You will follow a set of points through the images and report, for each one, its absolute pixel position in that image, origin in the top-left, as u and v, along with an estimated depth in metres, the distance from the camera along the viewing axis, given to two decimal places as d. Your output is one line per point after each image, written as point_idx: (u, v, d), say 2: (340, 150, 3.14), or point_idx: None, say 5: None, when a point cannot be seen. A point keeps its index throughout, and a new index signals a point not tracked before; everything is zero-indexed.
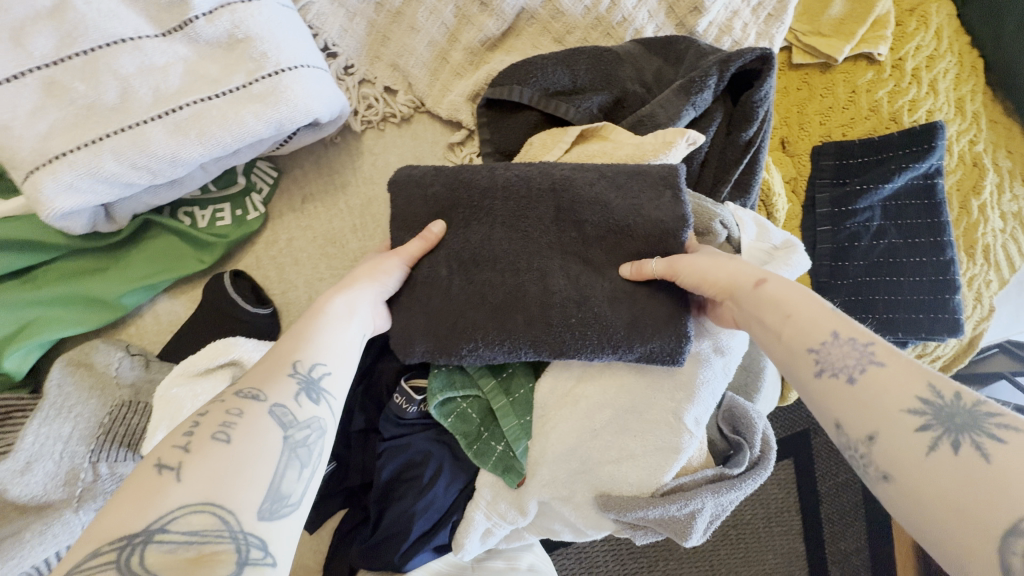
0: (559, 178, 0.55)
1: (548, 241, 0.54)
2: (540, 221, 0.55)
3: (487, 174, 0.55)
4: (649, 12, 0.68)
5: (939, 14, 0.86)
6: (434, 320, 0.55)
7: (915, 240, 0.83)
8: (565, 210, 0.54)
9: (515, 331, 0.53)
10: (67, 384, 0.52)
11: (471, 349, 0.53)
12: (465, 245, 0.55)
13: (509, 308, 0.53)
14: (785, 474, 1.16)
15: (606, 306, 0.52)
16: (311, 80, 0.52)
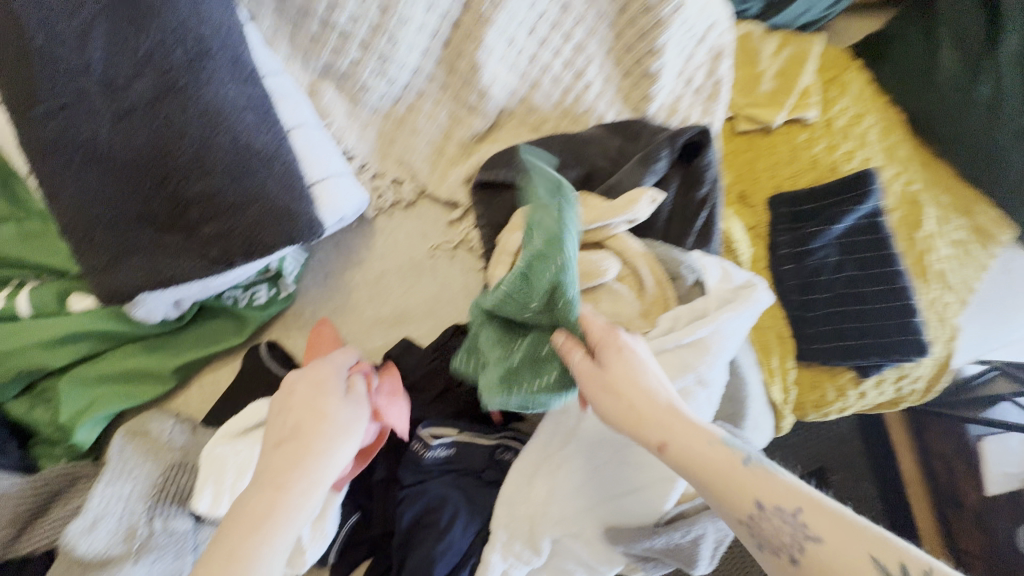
0: (182, 163, 0.53)
1: (121, 156, 0.52)
2: (136, 168, 0.52)
3: (187, 108, 0.53)
4: (608, 102, 0.82)
5: (856, 81, 1.01)
6: (113, 158, 0.52)
7: (871, 271, 0.92)
8: (159, 156, 0.53)
9: (125, 176, 0.52)
10: (128, 449, 0.59)
11: (77, 180, 0.51)
12: (135, 131, 0.52)
13: (129, 170, 0.52)
14: None
15: (131, 206, 0.53)
16: (339, 185, 0.65)
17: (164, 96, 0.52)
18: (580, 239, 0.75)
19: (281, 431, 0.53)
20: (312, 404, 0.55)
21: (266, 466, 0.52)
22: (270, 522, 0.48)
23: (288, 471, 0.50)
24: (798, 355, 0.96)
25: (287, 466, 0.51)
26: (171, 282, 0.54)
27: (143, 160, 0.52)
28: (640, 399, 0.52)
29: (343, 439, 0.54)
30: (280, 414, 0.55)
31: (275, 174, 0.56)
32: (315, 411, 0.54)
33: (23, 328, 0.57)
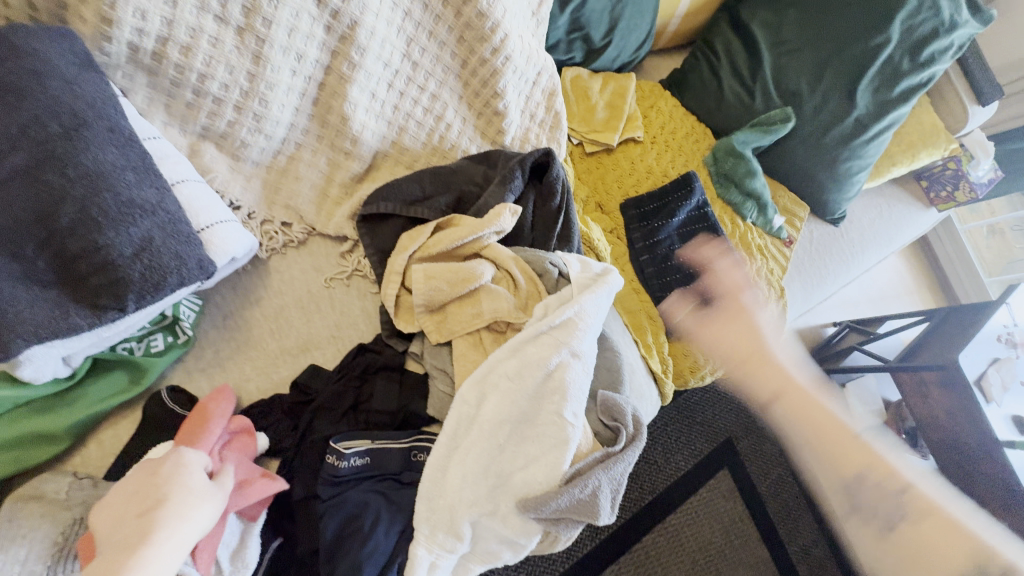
0: (63, 221, 0.57)
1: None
2: (16, 232, 0.56)
3: (67, 172, 0.58)
4: (469, 139, 0.98)
5: (668, 104, 1.27)
6: None
7: (707, 252, 1.14)
8: (39, 218, 0.57)
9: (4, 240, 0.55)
10: (18, 517, 0.58)
11: None
12: (14, 198, 0.56)
13: (8, 235, 0.55)
14: None
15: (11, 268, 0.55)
16: (227, 230, 0.71)
17: (43, 164, 0.57)
18: (458, 254, 0.87)
19: (129, 513, 0.57)
20: (175, 477, 0.60)
21: (118, 536, 0.55)
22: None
23: (141, 538, 0.54)
24: (666, 330, 1.14)
25: (141, 531, 0.55)
26: (62, 332, 0.57)
27: (23, 223, 0.56)
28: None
29: (203, 502, 0.59)
30: (135, 490, 0.58)
31: (160, 222, 0.62)
32: (174, 480, 0.59)
33: None
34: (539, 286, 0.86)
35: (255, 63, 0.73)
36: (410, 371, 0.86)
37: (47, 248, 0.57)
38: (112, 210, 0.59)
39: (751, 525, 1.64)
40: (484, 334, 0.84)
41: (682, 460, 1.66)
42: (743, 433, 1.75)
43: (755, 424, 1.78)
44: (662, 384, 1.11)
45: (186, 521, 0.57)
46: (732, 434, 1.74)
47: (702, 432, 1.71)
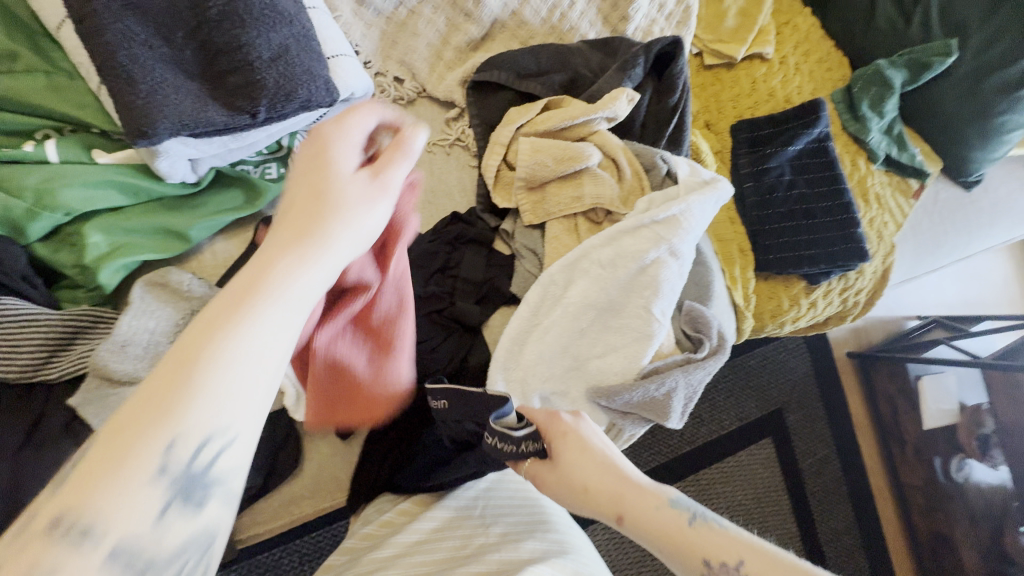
0: (212, 14, 0.59)
1: (158, 4, 0.57)
2: (172, 19, 0.58)
3: None
4: (590, 22, 0.91)
5: (804, 24, 1.16)
6: (151, 6, 0.57)
7: (820, 190, 1.04)
8: (194, 9, 0.59)
9: (162, 24, 0.58)
10: (149, 295, 0.63)
11: (115, 19, 0.56)
12: None
13: (166, 21, 0.58)
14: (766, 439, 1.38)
15: (165, 52, 0.58)
16: (349, 65, 0.71)
17: None
18: (565, 136, 0.83)
19: (283, 238, 0.41)
20: (354, 191, 0.43)
21: (269, 246, 0.41)
22: (191, 394, 0.35)
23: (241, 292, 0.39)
24: (757, 266, 1.06)
25: (279, 251, 0.41)
26: (200, 124, 0.59)
27: (179, 11, 0.58)
28: (591, 477, 0.55)
29: (361, 219, 0.43)
30: (311, 184, 0.43)
31: (295, 34, 0.62)
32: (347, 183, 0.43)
33: (52, 171, 0.61)
34: (644, 182, 0.82)
35: None
36: (497, 249, 0.85)
37: (198, 41, 0.59)
38: (256, 11, 0.60)
39: (784, 501, 1.46)
40: (580, 220, 0.82)
41: (724, 420, 1.46)
42: (796, 406, 1.53)
43: (810, 399, 1.55)
44: (741, 319, 1.06)
45: (311, 265, 0.41)
46: (784, 406, 1.52)
47: (753, 396, 1.50)
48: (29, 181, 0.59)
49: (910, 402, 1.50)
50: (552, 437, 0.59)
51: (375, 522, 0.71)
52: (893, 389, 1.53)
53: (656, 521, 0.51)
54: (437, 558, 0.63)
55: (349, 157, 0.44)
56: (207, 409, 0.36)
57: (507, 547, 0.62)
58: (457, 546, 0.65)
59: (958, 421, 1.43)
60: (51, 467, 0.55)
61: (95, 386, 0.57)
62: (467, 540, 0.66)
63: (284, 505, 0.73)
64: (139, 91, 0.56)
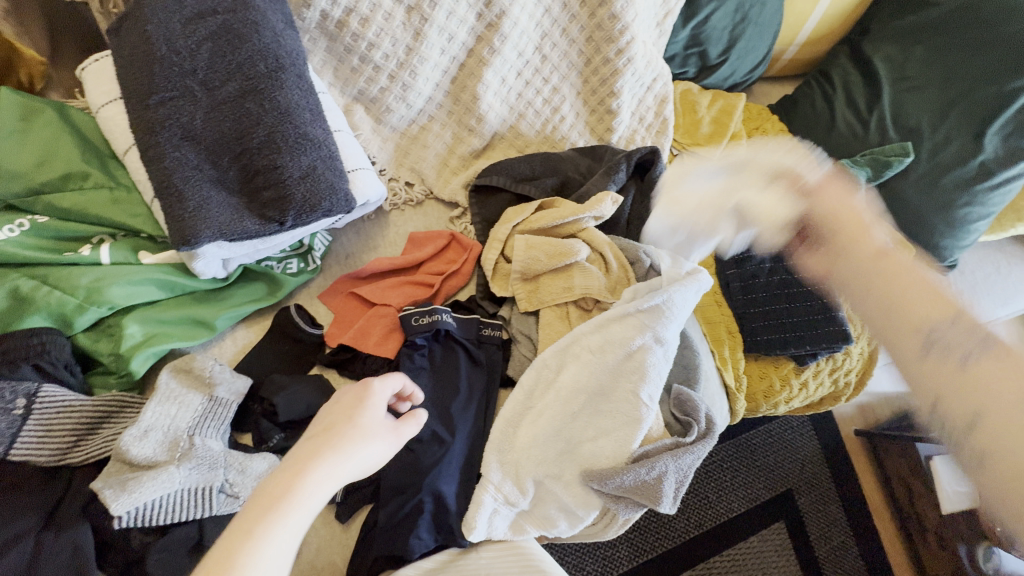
0: (254, 143, 0.70)
1: (210, 135, 0.68)
2: (221, 147, 0.69)
3: (264, 103, 0.70)
4: (579, 133, 1.04)
5: (773, 127, 1.30)
6: (204, 137, 0.68)
7: (800, 276, 1.12)
8: (239, 138, 0.70)
9: (212, 152, 0.69)
10: (173, 382, 0.69)
11: (174, 150, 0.66)
12: (224, 118, 0.69)
13: (216, 148, 0.69)
14: (780, 538, 1.42)
15: (212, 175, 0.69)
16: (366, 176, 0.82)
17: (249, 95, 0.70)
18: (557, 232, 0.93)
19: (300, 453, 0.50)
20: (347, 412, 0.54)
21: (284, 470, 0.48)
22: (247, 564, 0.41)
23: (265, 507, 0.45)
24: (745, 347, 1.11)
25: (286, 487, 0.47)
26: (236, 233, 0.68)
27: (226, 140, 0.69)
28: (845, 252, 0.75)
29: (359, 451, 0.51)
30: (340, 408, 0.54)
31: (323, 156, 0.73)
32: (354, 411, 0.54)
33: (104, 271, 0.69)
34: (629, 273, 0.90)
35: (415, 38, 0.85)
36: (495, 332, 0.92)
37: (241, 164, 0.70)
38: (291, 139, 0.71)
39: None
40: (571, 308, 0.89)
41: (729, 501, 1.43)
42: (806, 488, 1.49)
43: (821, 480, 1.52)
44: (733, 399, 1.09)
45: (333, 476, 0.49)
46: (794, 487, 1.49)
47: (760, 475, 1.48)
48: (83, 281, 0.68)
49: (924, 483, 1.46)
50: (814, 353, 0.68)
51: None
52: (906, 468, 1.50)
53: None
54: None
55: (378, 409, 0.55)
56: None
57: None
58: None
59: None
60: (67, 551, 0.58)
61: (116, 470, 0.61)
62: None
63: None
64: (187, 208, 0.65)
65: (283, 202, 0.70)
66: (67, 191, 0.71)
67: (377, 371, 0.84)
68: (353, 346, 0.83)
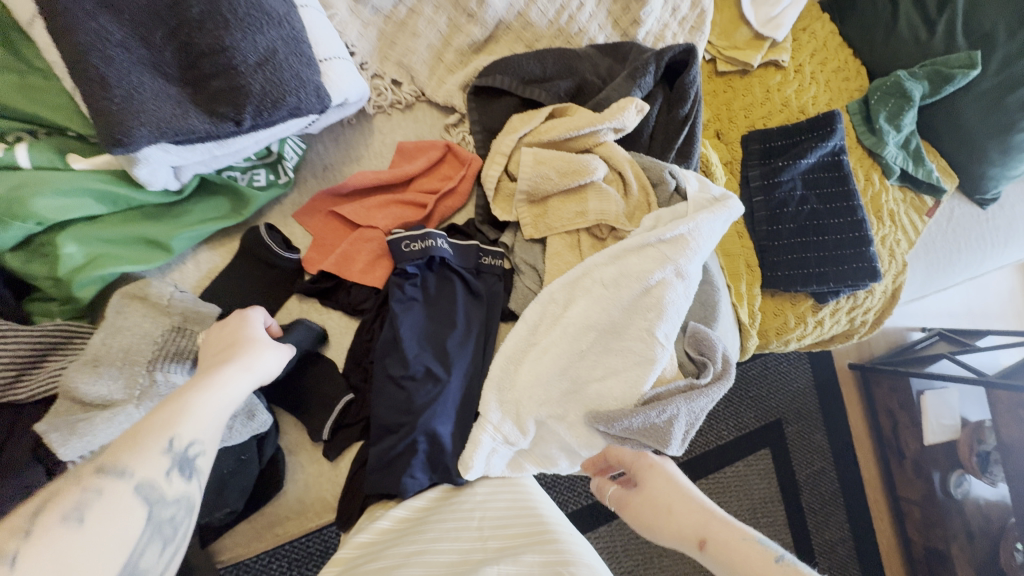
0: (194, 15, 0.55)
1: (137, 3, 0.53)
2: (153, 19, 0.54)
3: None
4: (599, 25, 0.87)
5: (822, 30, 1.11)
6: (128, 5, 0.53)
7: (832, 206, 1.01)
8: (176, 10, 0.55)
9: (141, 25, 0.54)
10: (125, 310, 0.60)
11: (89, 18, 0.52)
12: None
13: (146, 21, 0.54)
14: (765, 464, 1.44)
15: (144, 56, 0.54)
16: (343, 68, 0.67)
17: None
18: (570, 147, 0.80)
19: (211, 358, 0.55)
20: (239, 330, 0.59)
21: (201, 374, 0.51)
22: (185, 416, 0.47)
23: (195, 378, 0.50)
24: (764, 283, 1.03)
25: (196, 389, 0.49)
26: (181, 131, 0.55)
27: (158, 11, 0.54)
28: (677, 500, 0.60)
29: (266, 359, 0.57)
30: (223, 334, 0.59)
31: (285, 36, 0.59)
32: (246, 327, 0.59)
33: (24, 177, 0.57)
34: (651, 197, 0.79)
35: None
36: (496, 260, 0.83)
37: (180, 44, 0.56)
38: (241, 12, 0.56)
39: (781, 514, 1.42)
40: (583, 236, 0.79)
41: (720, 432, 1.43)
42: (795, 418, 1.50)
43: (811, 411, 1.52)
44: (746, 335, 1.02)
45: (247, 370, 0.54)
46: (784, 417, 1.49)
47: (752, 406, 1.47)
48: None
49: (911, 416, 1.46)
50: (640, 471, 0.66)
51: (371, 529, 0.65)
52: (895, 402, 1.49)
53: (744, 551, 0.52)
54: (438, 568, 0.59)
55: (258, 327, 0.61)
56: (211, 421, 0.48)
57: (507, 559, 0.59)
58: (457, 557, 0.61)
59: (958, 437, 1.40)
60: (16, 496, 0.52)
61: (67, 410, 0.54)
62: (469, 550, 0.63)
63: (264, 528, 0.69)
64: (114, 97, 0.52)
65: (237, 95, 0.56)
66: None
67: (365, 301, 0.75)
68: (335, 274, 0.74)
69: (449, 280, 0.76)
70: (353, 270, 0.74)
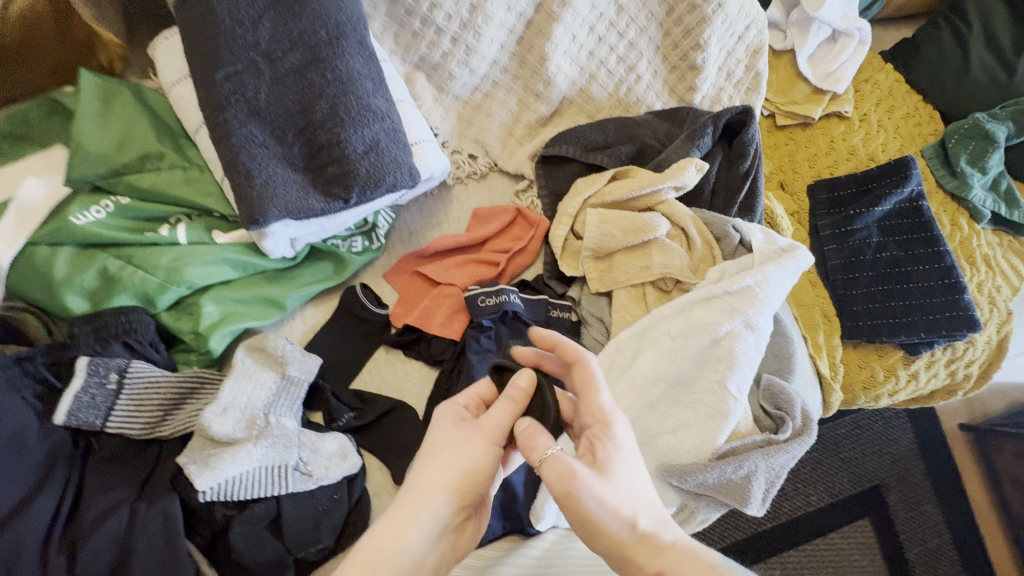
0: (317, 118, 0.67)
1: (275, 111, 0.67)
2: (286, 122, 0.67)
3: (326, 75, 0.67)
4: (656, 94, 0.94)
5: (887, 78, 1.10)
6: (268, 113, 0.66)
7: (915, 252, 0.97)
8: (302, 113, 0.67)
9: (277, 128, 0.67)
10: (249, 360, 0.70)
11: (240, 126, 0.65)
12: (287, 92, 0.67)
13: (281, 124, 0.67)
14: (865, 536, 1.29)
15: (277, 152, 0.67)
16: (429, 149, 0.77)
17: (311, 68, 0.67)
18: (633, 205, 0.84)
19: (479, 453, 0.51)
20: (454, 436, 0.52)
21: (400, 502, 0.50)
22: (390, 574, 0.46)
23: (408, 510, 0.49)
24: (845, 333, 0.98)
25: (409, 520, 0.48)
26: (302, 211, 0.66)
27: (289, 116, 0.67)
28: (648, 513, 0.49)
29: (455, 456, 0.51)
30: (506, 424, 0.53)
31: (386, 129, 0.70)
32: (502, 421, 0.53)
33: (182, 251, 0.70)
34: (716, 250, 0.81)
35: None
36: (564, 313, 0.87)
37: (305, 140, 0.68)
38: (353, 111, 0.68)
39: None
40: (648, 289, 0.82)
41: (810, 497, 1.31)
42: (898, 485, 1.35)
43: (917, 477, 1.36)
44: (829, 389, 0.97)
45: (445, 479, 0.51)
46: (884, 483, 1.34)
47: (845, 469, 1.34)
48: (163, 261, 0.69)
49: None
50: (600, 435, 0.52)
51: None
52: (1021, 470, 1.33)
53: None
54: None
55: (454, 413, 0.54)
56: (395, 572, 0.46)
57: None
58: None
59: None
60: (158, 521, 0.61)
61: (200, 445, 0.63)
62: None
63: None
64: (255, 186, 0.64)
65: (347, 180, 0.67)
66: (146, 172, 0.72)
67: (443, 352, 0.80)
68: (417, 327, 0.81)
69: (520, 331, 0.81)
70: (432, 323, 0.80)
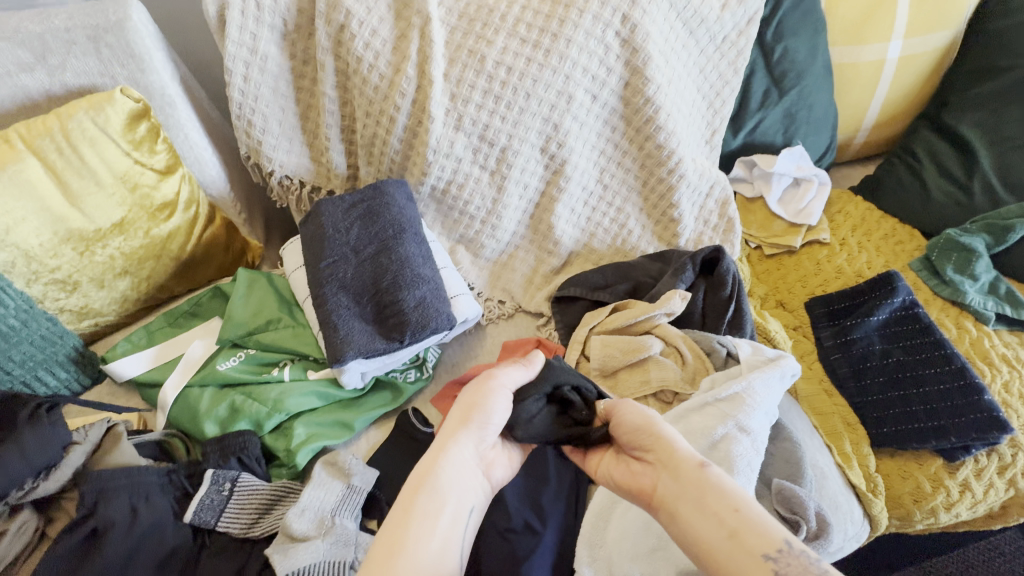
0: (384, 287, 0.95)
1: (357, 285, 0.96)
2: (363, 291, 0.96)
3: (391, 257, 0.97)
4: (647, 242, 1.17)
5: (858, 207, 1.28)
6: (352, 286, 0.96)
7: (922, 355, 1.02)
8: (375, 284, 0.96)
9: (357, 295, 0.95)
10: (323, 471, 0.89)
11: (334, 296, 0.94)
12: (365, 271, 0.97)
13: (360, 293, 0.96)
14: None
15: (356, 312, 0.94)
16: (465, 299, 1.02)
17: (381, 253, 0.98)
18: (632, 330, 1.01)
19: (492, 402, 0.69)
20: (476, 387, 0.70)
21: (440, 437, 0.67)
22: (434, 484, 0.61)
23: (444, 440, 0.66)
24: (872, 441, 0.99)
25: (435, 459, 0.64)
26: (370, 351, 0.91)
27: (366, 287, 0.96)
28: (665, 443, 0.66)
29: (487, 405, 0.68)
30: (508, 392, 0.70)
31: (432, 289, 0.96)
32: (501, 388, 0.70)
33: (286, 386, 0.96)
34: (707, 362, 0.94)
35: (497, 191, 1.09)
36: None
37: (375, 302, 0.95)
38: (408, 279, 0.95)
39: None
40: (652, 400, 0.94)
41: None
42: None
43: None
44: (869, 501, 0.95)
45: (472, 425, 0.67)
46: None
47: None
48: (272, 394, 0.94)
49: None
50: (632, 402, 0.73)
51: None
52: None
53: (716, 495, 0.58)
54: None
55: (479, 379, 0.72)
56: (439, 483, 0.62)
57: None
58: None
59: None
60: None
61: (282, 540, 0.80)
62: None
63: None
64: (339, 336, 0.90)
65: (403, 328, 0.92)
66: (268, 331, 1.02)
67: None
68: None
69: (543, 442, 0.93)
70: None
